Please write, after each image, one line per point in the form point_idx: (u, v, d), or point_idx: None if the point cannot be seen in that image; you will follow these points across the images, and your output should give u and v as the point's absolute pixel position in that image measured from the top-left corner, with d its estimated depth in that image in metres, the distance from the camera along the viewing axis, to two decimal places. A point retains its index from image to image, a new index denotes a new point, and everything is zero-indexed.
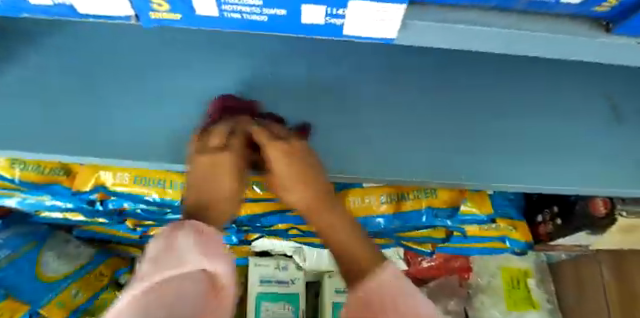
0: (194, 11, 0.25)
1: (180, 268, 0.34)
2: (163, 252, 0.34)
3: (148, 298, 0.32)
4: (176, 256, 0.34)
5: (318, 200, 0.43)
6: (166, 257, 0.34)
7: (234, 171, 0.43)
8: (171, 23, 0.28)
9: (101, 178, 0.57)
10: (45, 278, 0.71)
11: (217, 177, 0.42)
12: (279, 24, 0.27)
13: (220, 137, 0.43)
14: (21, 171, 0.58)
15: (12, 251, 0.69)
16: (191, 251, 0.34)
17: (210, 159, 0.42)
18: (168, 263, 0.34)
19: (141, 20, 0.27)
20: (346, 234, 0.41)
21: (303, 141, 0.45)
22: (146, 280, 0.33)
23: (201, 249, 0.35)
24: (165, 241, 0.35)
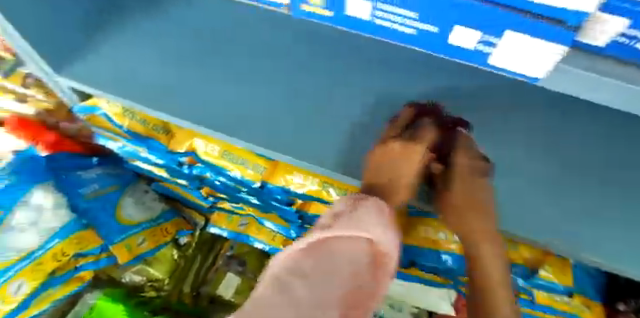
0: (346, 11, 0.26)
1: (364, 232, 0.32)
2: (345, 217, 0.35)
3: (344, 247, 0.32)
4: (357, 219, 0.34)
5: (485, 232, 0.46)
6: (348, 222, 0.34)
7: (416, 169, 0.45)
8: (317, 18, 0.28)
9: (195, 145, 0.62)
10: (124, 222, 0.78)
11: (405, 168, 0.45)
12: (425, 40, 0.26)
13: (424, 130, 0.47)
14: (130, 120, 0.64)
15: (100, 186, 0.78)
16: (374, 224, 0.33)
17: (393, 146, 0.45)
18: (346, 223, 0.34)
19: (292, 9, 0.27)
20: (492, 256, 0.46)
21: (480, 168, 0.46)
22: (320, 233, 0.33)
23: (378, 220, 0.35)
24: (347, 205, 0.38)
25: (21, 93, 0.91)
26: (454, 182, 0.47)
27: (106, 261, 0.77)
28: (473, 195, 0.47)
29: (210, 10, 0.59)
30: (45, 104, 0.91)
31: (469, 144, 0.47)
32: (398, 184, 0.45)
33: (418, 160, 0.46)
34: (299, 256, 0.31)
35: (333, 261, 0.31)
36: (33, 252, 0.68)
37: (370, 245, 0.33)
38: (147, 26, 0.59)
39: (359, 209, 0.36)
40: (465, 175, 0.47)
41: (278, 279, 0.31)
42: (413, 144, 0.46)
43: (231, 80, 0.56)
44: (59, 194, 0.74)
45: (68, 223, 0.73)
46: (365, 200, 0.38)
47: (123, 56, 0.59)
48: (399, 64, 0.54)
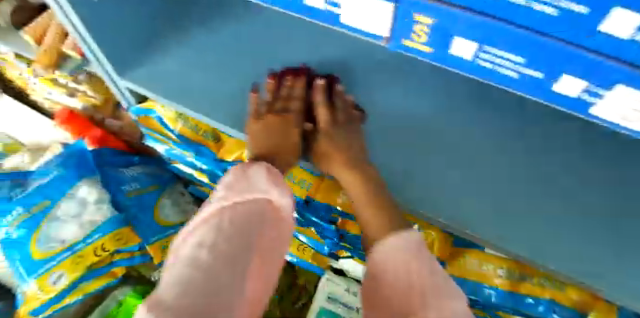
0: (448, 49, 0.26)
1: (268, 195, 0.45)
2: (237, 180, 0.45)
3: (239, 215, 0.42)
4: (247, 180, 0.45)
5: (366, 193, 0.51)
6: (239, 182, 0.45)
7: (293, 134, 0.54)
8: (414, 52, 0.29)
9: (243, 155, 0.64)
10: (161, 222, 0.80)
11: (278, 128, 0.53)
12: (522, 85, 0.27)
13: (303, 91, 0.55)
14: (182, 126, 0.66)
15: (139, 185, 0.80)
16: (262, 181, 0.45)
17: (270, 118, 0.53)
18: (239, 189, 0.44)
19: (392, 42, 0.28)
20: (376, 226, 0.49)
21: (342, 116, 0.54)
22: (224, 199, 0.43)
23: (270, 180, 0.46)
24: (236, 174, 0.46)
25: (70, 87, 0.91)
26: (321, 137, 0.55)
27: (140, 259, 0.78)
28: (359, 155, 0.52)
29: (270, 22, 0.60)
30: (92, 100, 0.93)
31: (323, 97, 0.55)
32: (287, 148, 0.53)
33: (294, 123, 0.55)
34: (209, 232, 0.40)
35: (249, 220, 0.42)
36: (76, 244, 0.70)
37: (270, 203, 0.45)
38: (203, 33, 0.61)
39: (253, 176, 0.46)
40: (342, 126, 0.54)
41: (179, 245, 0.41)
42: (287, 112, 0.55)
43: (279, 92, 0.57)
44: (104, 190, 0.76)
45: (111, 217, 0.74)
46: (253, 165, 0.47)
47: (182, 63, 0.61)
48: (453, 94, 0.55)
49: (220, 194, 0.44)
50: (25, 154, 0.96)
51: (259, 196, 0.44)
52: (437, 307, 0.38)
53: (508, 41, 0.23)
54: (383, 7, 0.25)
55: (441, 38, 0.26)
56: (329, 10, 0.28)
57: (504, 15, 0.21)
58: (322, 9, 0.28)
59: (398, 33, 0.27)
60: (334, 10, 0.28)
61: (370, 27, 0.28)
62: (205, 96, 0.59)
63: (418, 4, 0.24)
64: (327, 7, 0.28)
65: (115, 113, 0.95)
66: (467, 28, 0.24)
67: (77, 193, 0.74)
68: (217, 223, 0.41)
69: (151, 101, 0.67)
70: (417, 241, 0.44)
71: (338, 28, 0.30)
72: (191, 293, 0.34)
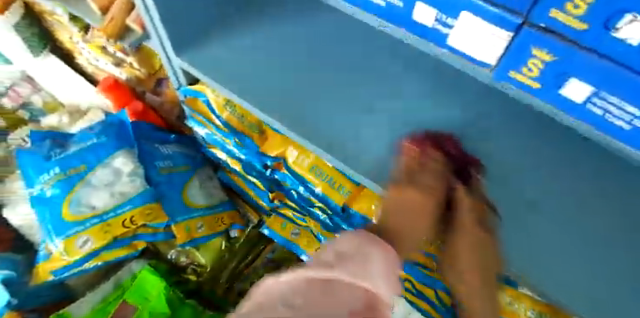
0: (558, 88, 0.29)
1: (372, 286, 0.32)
2: (350, 252, 0.34)
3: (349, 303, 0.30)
4: (366, 264, 0.33)
5: (485, 286, 0.45)
6: (354, 257, 0.33)
7: (472, 234, 0.46)
8: (518, 85, 0.31)
9: (287, 153, 0.64)
10: (189, 204, 0.81)
11: (415, 221, 0.43)
12: (630, 135, 0.28)
13: (430, 164, 0.48)
14: (229, 114, 0.66)
15: (172, 164, 0.81)
16: (378, 275, 0.32)
17: (407, 193, 0.45)
18: (352, 269, 0.32)
19: (497, 71, 0.31)
20: None
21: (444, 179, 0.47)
22: (332, 271, 0.31)
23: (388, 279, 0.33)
24: (355, 247, 0.35)
25: (118, 57, 0.92)
26: (465, 231, 0.46)
27: (163, 236, 0.77)
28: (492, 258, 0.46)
29: (328, 26, 0.62)
30: (137, 73, 0.92)
31: (447, 165, 0.49)
32: (411, 228, 0.43)
33: (428, 201, 0.45)
34: (299, 294, 0.30)
35: (329, 311, 0.28)
36: (105, 213, 0.71)
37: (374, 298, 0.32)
38: (262, 26, 0.63)
39: (373, 260, 0.34)
40: (474, 201, 0.48)
41: (262, 293, 0.32)
42: (427, 190, 0.46)
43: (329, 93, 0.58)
44: (139, 164, 0.75)
45: (143, 191, 0.73)
46: (375, 248, 0.35)
47: (245, 54, 0.62)
48: (516, 125, 0.54)
49: (327, 259, 0.33)
50: (63, 116, 1.02)
51: (365, 287, 0.32)
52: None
53: (628, 90, 0.25)
54: (496, 34, 0.27)
55: (553, 78, 0.28)
56: (437, 30, 0.30)
57: (635, 66, 0.23)
58: (429, 28, 0.31)
59: (506, 65, 0.29)
60: (444, 30, 0.30)
61: (472, 50, 0.30)
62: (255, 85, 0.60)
63: (541, 40, 0.25)
64: (436, 27, 0.30)
65: (156, 89, 0.94)
66: (588, 71, 0.25)
67: (112, 162, 0.74)
68: (303, 288, 0.30)
69: (201, 84, 0.67)
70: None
71: (442, 49, 0.32)
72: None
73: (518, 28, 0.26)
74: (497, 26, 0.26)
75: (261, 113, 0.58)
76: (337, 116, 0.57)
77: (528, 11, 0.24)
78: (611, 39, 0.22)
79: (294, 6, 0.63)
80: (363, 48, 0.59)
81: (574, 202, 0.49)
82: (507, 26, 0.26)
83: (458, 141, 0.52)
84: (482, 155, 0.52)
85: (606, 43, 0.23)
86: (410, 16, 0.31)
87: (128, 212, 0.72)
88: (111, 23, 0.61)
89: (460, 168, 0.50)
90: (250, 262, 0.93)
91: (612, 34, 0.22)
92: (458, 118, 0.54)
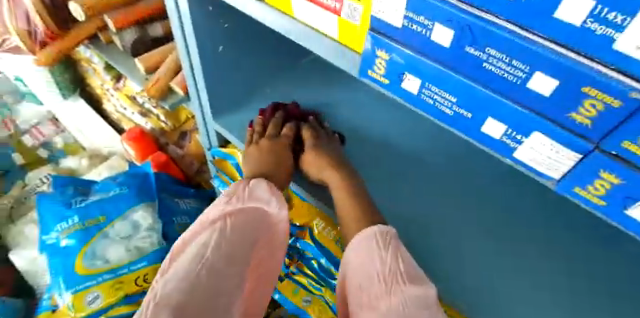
0: (624, 208, 0.28)
1: (263, 202, 0.45)
2: (239, 190, 0.46)
3: (243, 217, 0.42)
4: (250, 191, 0.45)
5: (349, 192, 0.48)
6: (242, 192, 0.45)
7: (327, 147, 0.53)
8: (584, 201, 0.30)
9: (313, 223, 0.64)
10: None
11: (278, 156, 0.52)
12: None
13: (274, 122, 0.57)
14: None
15: (190, 219, 0.81)
16: (263, 191, 0.46)
17: (251, 151, 0.53)
18: (245, 198, 0.44)
19: (562, 184, 0.30)
20: (354, 226, 0.45)
21: (292, 125, 0.56)
22: (229, 205, 0.43)
23: (272, 191, 0.46)
24: (240, 185, 0.47)
25: (145, 108, 0.96)
26: (309, 152, 0.53)
27: None
28: (343, 167, 0.51)
29: (356, 100, 0.65)
30: (162, 124, 0.95)
31: (275, 120, 0.57)
32: (274, 164, 0.52)
33: (270, 142, 0.53)
34: (210, 231, 0.38)
35: (239, 231, 0.40)
36: (119, 268, 0.68)
37: (268, 215, 0.45)
38: (293, 93, 0.66)
39: (254, 187, 0.46)
40: (292, 129, 0.56)
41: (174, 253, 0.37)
42: (279, 137, 0.55)
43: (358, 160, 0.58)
44: (158, 219, 0.75)
45: (158, 249, 0.71)
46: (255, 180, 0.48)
47: None
48: (557, 215, 0.52)
49: (223, 200, 0.44)
50: (83, 159, 1.06)
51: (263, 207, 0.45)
52: (401, 297, 0.34)
53: None
54: (566, 154, 0.28)
55: (619, 197, 0.27)
56: (504, 141, 0.31)
57: None
58: (497, 139, 0.31)
59: (574, 180, 0.29)
60: (511, 142, 0.30)
61: (539, 165, 0.31)
62: None
63: (611, 164, 0.26)
64: (503, 138, 0.31)
65: (179, 142, 0.96)
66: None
67: (131, 216, 0.74)
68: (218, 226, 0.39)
69: (233, 147, 0.67)
70: (387, 234, 0.41)
71: (504, 159, 0.32)
72: (201, 292, 0.31)
73: (587, 150, 0.26)
74: (566, 146, 0.27)
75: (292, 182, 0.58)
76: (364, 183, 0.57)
77: (600, 139, 0.25)
78: None
79: (325, 81, 0.68)
80: (395, 126, 0.62)
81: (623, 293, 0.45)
82: (577, 148, 0.27)
83: (499, 233, 0.50)
84: (524, 245, 0.49)
85: None
86: (478, 125, 0.32)
87: (142, 268, 0.69)
88: (156, 84, 0.63)
89: (501, 260, 0.48)
90: None
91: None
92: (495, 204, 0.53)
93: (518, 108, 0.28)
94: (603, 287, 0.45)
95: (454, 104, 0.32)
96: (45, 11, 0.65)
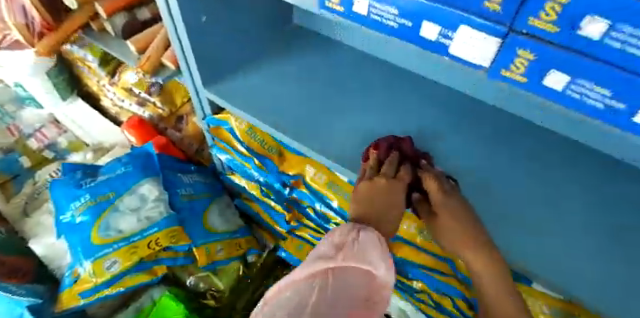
0: (541, 80, 0.33)
1: (367, 263, 0.43)
2: (347, 244, 0.45)
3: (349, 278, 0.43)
4: (361, 250, 0.44)
5: (486, 262, 0.45)
6: (349, 247, 0.45)
7: (453, 201, 0.49)
8: (512, 82, 0.36)
9: (305, 171, 0.68)
10: (207, 227, 0.84)
11: (387, 198, 0.50)
12: (606, 114, 0.32)
13: (390, 164, 0.54)
14: (251, 138, 0.71)
15: (194, 192, 0.86)
16: (372, 253, 0.44)
17: (361, 187, 0.52)
18: (351, 256, 0.44)
19: (491, 70, 0.36)
20: (496, 293, 0.42)
21: (408, 167, 0.54)
22: (331, 261, 0.44)
23: (380, 255, 0.44)
24: (345, 235, 0.47)
25: (142, 97, 1.01)
26: (439, 207, 0.50)
27: (182, 260, 0.82)
28: (479, 234, 0.47)
29: (330, 59, 0.73)
30: (159, 111, 1.00)
31: (391, 156, 0.55)
32: (386, 210, 0.51)
33: (396, 189, 0.51)
34: (304, 279, 0.42)
35: (338, 286, 0.42)
36: (132, 236, 0.74)
37: (373, 279, 0.44)
38: (274, 58, 0.73)
39: (363, 244, 0.45)
40: (408, 171, 0.54)
41: (271, 295, 0.41)
42: (396, 179, 0.53)
43: (336, 108, 0.66)
44: (163, 191, 0.81)
45: (168, 216, 0.78)
46: (365, 233, 0.47)
47: (263, 82, 0.71)
48: (523, 137, 0.60)
49: (329, 251, 0.45)
50: (88, 153, 1.10)
51: (367, 269, 0.44)
52: None
53: (596, 75, 0.30)
54: (489, 41, 0.33)
55: (535, 72, 0.33)
56: (438, 41, 0.37)
57: (598, 55, 0.28)
58: (433, 40, 0.38)
59: (499, 64, 0.35)
60: (445, 40, 0.37)
61: (470, 56, 0.37)
62: (271, 105, 0.68)
63: (523, 42, 0.31)
64: (438, 39, 0.37)
65: (177, 125, 1.02)
66: (563, 63, 0.31)
67: (138, 189, 0.80)
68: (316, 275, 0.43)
69: (225, 113, 0.73)
70: None
71: (444, 58, 0.39)
72: None
73: (504, 34, 0.32)
74: (488, 34, 0.33)
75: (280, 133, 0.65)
76: (342, 125, 0.64)
77: (511, 20, 0.31)
78: (577, 35, 0.28)
79: (302, 46, 0.75)
80: (373, 78, 0.69)
81: (563, 188, 0.53)
82: (496, 33, 0.32)
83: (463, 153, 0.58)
84: (497, 163, 0.57)
85: (573, 38, 0.28)
86: (417, 32, 0.38)
87: (154, 234, 0.75)
88: (148, 61, 0.69)
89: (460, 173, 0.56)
90: (268, 289, 0.97)
91: (580, 33, 0.27)
92: (469, 134, 0.61)
93: (442, 6, 0.34)
94: (546, 184, 0.54)
95: (396, 16, 0.38)
96: (40, 3, 0.71)
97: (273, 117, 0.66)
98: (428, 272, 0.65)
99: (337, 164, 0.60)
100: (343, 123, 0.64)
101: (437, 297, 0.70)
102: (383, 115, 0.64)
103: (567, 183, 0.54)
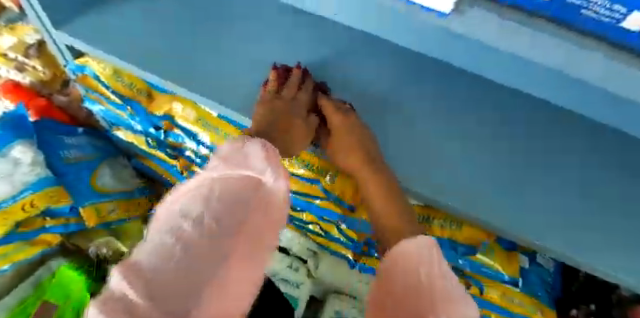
0: None
1: (256, 172, 0.40)
2: (234, 153, 0.40)
3: (233, 184, 0.38)
4: (246, 157, 0.40)
5: (378, 179, 0.52)
6: (235, 157, 0.40)
7: (352, 122, 0.52)
8: None
9: (172, 110, 0.65)
10: (98, 188, 0.81)
11: (288, 122, 0.52)
12: None
13: (295, 76, 0.54)
14: (116, 82, 0.67)
15: (80, 153, 0.82)
16: (259, 161, 0.40)
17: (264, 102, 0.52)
18: (235, 163, 0.40)
19: None
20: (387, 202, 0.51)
21: (311, 79, 0.54)
22: (219, 171, 0.39)
23: (265, 158, 0.40)
24: (235, 144, 0.41)
25: (19, 61, 0.93)
26: (333, 114, 0.53)
27: (75, 227, 0.80)
28: (371, 151, 0.52)
29: None
30: (40, 75, 0.95)
31: (295, 75, 0.54)
32: (289, 129, 0.52)
33: (293, 108, 0.53)
34: (193, 200, 0.37)
35: (229, 205, 0.37)
36: (3, 201, 0.68)
37: (266, 186, 0.40)
38: None
39: (248, 151, 0.41)
40: (309, 86, 0.54)
41: (160, 215, 0.38)
42: (295, 98, 0.54)
43: (193, 39, 0.62)
44: (39, 153, 0.74)
45: (44, 176, 0.73)
46: (251, 142, 0.41)
47: (116, 22, 0.64)
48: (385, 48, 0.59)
49: (217, 161, 0.40)
50: None
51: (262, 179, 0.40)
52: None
53: None
54: None
55: None
56: None
57: None
58: None
59: None
60: None
61: None
62: (125, 46, 0.63)
63: None
64: None
65: (62, 90, 0.97)
66: None
67: (10, 153, 0.71)
68: (203, 190, 0.37)
69: (86, 58, 0.68)
70: (428, 248, 0.38)
71: None
72: (170, 270, 0.32)
73: None
74: None
75: (137, 70, 0.62)
76: (199, 56, 0.61)
77: None
78: None
79: None
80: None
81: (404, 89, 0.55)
82: None
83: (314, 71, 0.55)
84: (362, 74, 0.56)
85: None
86: None
87: (29, 196, 0.71)
88: None
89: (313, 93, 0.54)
90: None
91: None
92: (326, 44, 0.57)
93: None
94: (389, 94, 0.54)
95: None
96: None
97: (128, 58, 0.62)
98: (309, 200, 0.67)
99: (200, 96, 0.58)
100: (200, 54, 0.61)
101: (326, 228, 0.73)
102: (240, 40, 0.60)
103: (409, 92, 0.55)
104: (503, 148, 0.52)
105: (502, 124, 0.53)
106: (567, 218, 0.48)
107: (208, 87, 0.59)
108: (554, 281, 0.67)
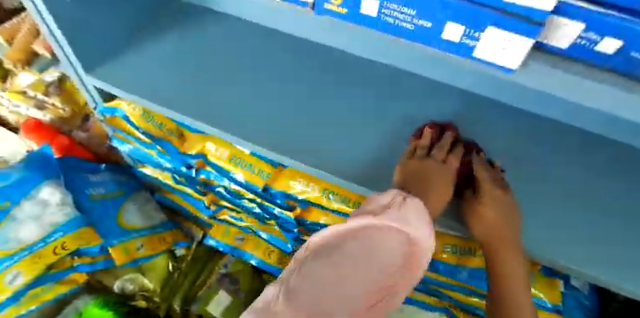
0: (359, 9, 0.33)
1: (402, 225, 0.37)
2: (393, 205, 0.39)
3: (383, 238, 0.37)
4: (404, 212, 0.38)
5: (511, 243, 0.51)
6: (393, 210, 0.38)
7: (502, 201, 0.50)
8: (336, 17, 0.35)
9: (206, 149, 0.67)
10: (125, 226, 0.81)
11: (440, 187, 0.50)
12: (420, 35, 0.33)
13: (447, 143, 0.54)
14: (147, 123, 0.68)
15: (105, 191, 0.81)
16: (416, 220, 0.38)
17: (412, 162, 0.52)
18: (393, 214, 0.38)
19: (316, 8, 0.35)
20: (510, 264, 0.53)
21: (460, 147, 0.54)
22: (374, 218, 0.38)
23: (419, 218, 0.38)
24: (394, 197, 0.40)
25: (39, 99, 0.92)
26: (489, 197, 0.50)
27: (102, 264, 0.79)
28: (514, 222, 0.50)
29: (218, 28, 0.69)
30: (61, 112, 0.93)
31: (445, 140, 0.54)
32: (442, 188, 0.51)
33: (439, 173, 0.51)
34: (344, 241, 0.37)
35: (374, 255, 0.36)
36: (33, 245, 0.68)
37: (412, 245, 0.38)
38: (160, 35, 0.68)
39: (407, 205, 0.39)
40: (458, 153, 0.53)
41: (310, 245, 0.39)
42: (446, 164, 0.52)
43: (229, 79, 0.64)
44: (67, 193, 0.74)
45: (74, 217, 0.73)
46: (412, 199, 0.40)
47: (150, 64, 0.65)
48: (411, 88, 0.64)
49: (373, 208, 0.40)
50: None
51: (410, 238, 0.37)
52: None
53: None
54: None
55: (351, 3, 0.33)
56: None
57: None
58: None
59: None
60: None
61: None
62: (160, 86, 0.63)
63: None
64: None
65: (83, 126, 0.96)
66: None
67: (38, 194, 0.72)
68: (353, 234, 0.37)
69: (117, 100, 0.69)
70: None
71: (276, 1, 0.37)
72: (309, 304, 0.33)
73: None
74: None
75: (165, 110, 0.61)
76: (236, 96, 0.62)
77: None
78: None
79: (186, 17, 0.70)
80: (262, 44, 0.67)
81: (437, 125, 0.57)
82: None
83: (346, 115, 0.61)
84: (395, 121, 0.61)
85: None
86: None
87: (59, 239, 0.71)
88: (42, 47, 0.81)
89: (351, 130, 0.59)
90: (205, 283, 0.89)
91: None
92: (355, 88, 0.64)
93: None
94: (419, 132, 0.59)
95: None
96: None
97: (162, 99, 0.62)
98: None
99: (234, 137, 0.59)
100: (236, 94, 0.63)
101: None
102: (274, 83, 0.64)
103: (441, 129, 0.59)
104: (524, 181, 0.57)
105: (520, 158, 0.58)
106: (598, 243, 0.52)
107: (248, 125, 0.60)
108: (593, 303, 0.66)
